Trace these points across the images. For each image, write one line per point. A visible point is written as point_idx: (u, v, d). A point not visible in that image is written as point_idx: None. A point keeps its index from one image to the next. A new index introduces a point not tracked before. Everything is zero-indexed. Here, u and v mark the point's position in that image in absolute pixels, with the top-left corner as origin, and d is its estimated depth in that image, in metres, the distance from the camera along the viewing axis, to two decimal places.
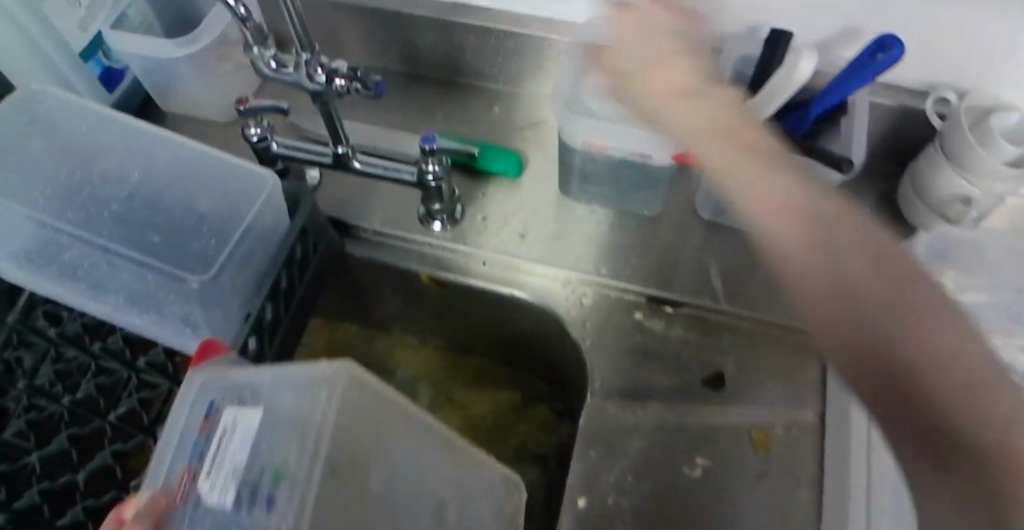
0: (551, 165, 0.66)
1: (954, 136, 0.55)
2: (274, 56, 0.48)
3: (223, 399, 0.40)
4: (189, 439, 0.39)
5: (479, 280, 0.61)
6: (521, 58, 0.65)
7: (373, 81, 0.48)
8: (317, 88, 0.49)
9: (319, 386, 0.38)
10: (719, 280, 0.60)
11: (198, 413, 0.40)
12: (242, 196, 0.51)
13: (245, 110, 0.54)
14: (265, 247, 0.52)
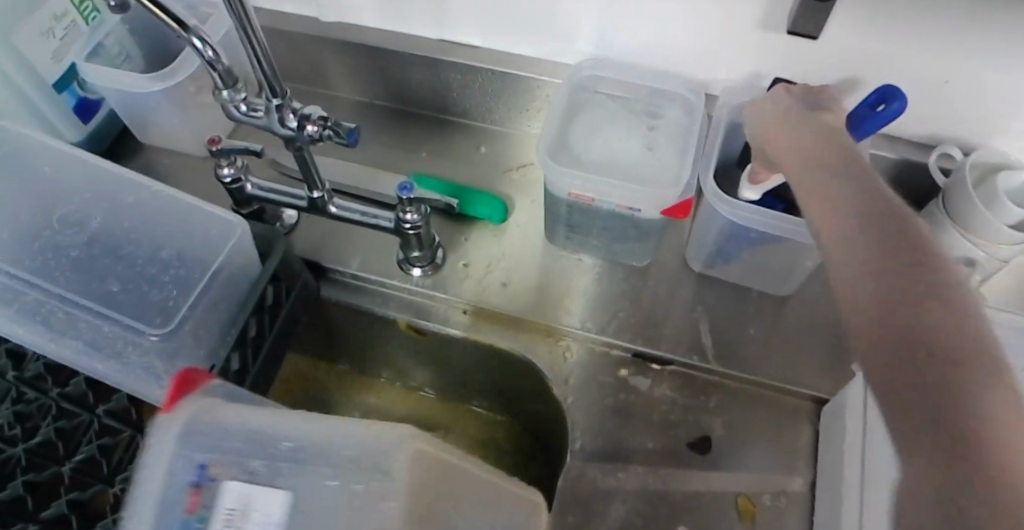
0: (537, 209, 0.63)
1: (957, 195, 0.53)
2: (244, 100, 0.46)
3: (214, 462, 0.38)
4: (170, 514, 0.37)
5: (459, 329, 0.58)
6: (509, 98, 0.64)
7: (346, 129, 0.44)
8: (289, 134, 0.46)
9: (386, 461, 0.37)
10: (708, 335, 0.57)
11: (178, 482, 0.37)
12: (209, 243, 0.49)
13: (217, 150, 0.53)
14: (231, 296, 0.49)
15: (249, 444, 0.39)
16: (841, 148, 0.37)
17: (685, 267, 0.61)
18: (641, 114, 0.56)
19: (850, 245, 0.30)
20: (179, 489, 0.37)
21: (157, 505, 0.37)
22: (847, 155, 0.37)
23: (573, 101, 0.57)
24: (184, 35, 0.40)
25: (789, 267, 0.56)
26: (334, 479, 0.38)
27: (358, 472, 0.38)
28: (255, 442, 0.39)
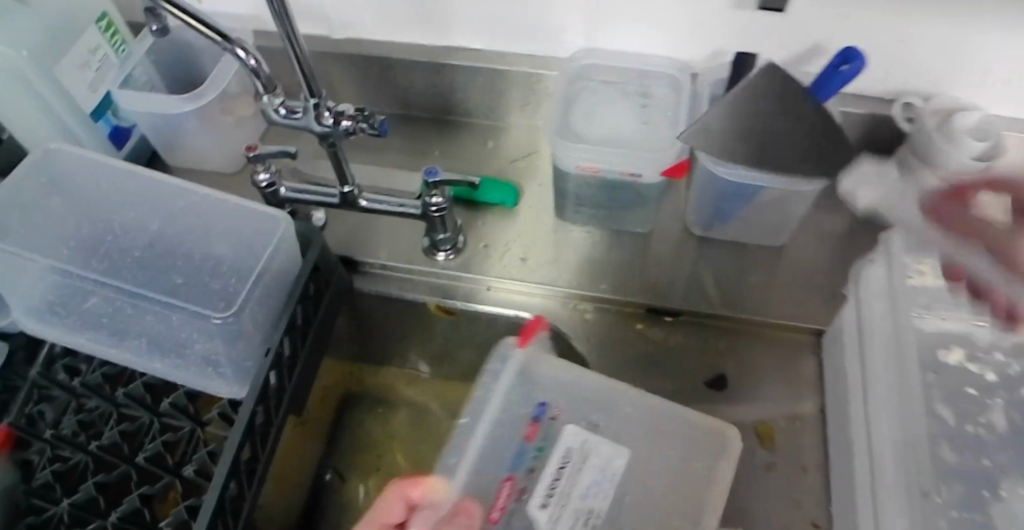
0: (544, 191, 0.69)
1: (923, 138, 0.60)
2: (283, 104, 0.51)
3: (551, 409, 0.53)
4: (511, 439, 0.52)
5: (484, 305, 0.63)
6: (509, 94, 0.70)
7: (378, 120, 0.50)
8: (325, 131, 0.52)
9: (708, 447, 0.50)
10: (713, 286, 0.63)
11: (523, 414, 0.53)
12: (257, 238, 0.54)
13: (255, 156, 0.57)
14: (280, 287, 0.54)
15: (574, 408, 0.53)
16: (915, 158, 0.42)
17: (685, 230, 0.66)
18: (634, 94, 0.62)
19: None
20: (522, 421, 0.53)
21: (496, 427, 0.52)
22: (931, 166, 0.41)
23: (571, 88, 0.63)
24: (226, 45, 0.46)
25: (781, 217, 0.62)
26: (669, 457, 0.51)
27: (681, 451, 0.51)
28: (576, 405, 0.53)
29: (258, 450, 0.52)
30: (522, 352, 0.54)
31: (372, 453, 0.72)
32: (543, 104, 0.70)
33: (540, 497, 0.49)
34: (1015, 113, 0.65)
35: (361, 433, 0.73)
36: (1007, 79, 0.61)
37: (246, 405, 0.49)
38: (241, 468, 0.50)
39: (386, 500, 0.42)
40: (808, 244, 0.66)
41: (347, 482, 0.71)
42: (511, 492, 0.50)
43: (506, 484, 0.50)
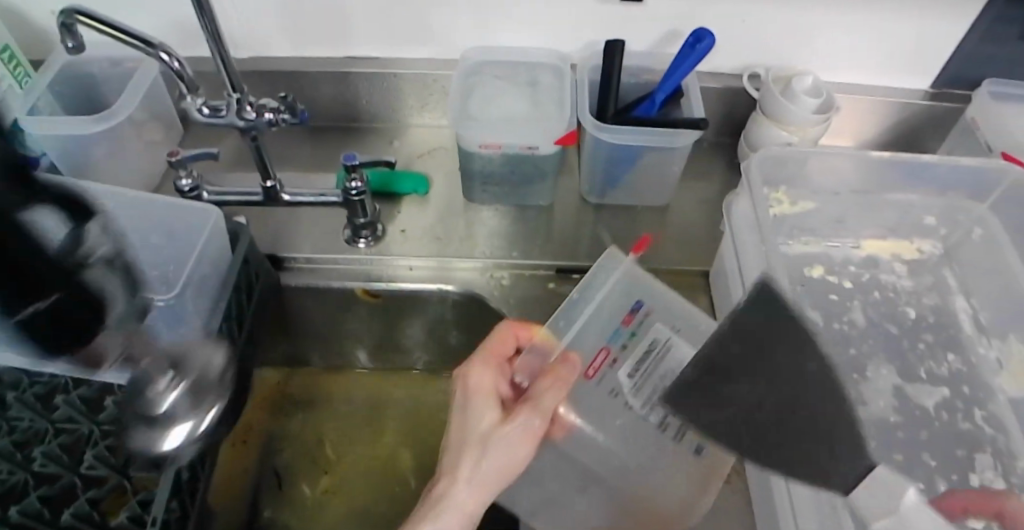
0: (452, 179, 0.75)
1: (770, 100, 0.70)
2: (205, 104, 0.57)
3: (647, 307, 0.58)
4: (610, 319, 0.57)
5: (407, 283, 0.67)
6: (411, 95, 0.76)
7: (299, 107, 0.58)
8: (248, 124, 0.58)
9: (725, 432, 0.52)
10: (612, 243, 0.70)
11: (624, 304, 0.58)
12: (193, 230, 0.60)
13: (177, 162, 0.62)
14: (216, 269, 0.60)
15: (666, 311, 0.58)
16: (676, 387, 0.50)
17: (582, 200, 0.74)
18: (523, 83, 0.70)
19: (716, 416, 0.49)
20: (622, 309, 0.57)
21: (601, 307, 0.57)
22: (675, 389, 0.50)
23: (467, 81, 0.70)
24: (153, 49, 0.52)
25: (660, 177, 0.71)
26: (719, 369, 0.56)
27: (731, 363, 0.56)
28: (665, 312, 0.58)
29: (206, 434, 0.56)
30: (630, 257, 0.58)
31: (312, 458, 0.71)
32: (441, 102, 0.77)
33: (628, 368, 0.55)
34: (842, 77, 0.77)
35: (295, 444, 0.72)
36: (829, 51, 0.74)
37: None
38: (194, 449, 0.54)
39: (499, 336, 0.52)
40: (686, 202, 0.75)
41: (292, 490, 0.69)
42: (601, 360, 0.55)
43: (604, 353, 0.55)
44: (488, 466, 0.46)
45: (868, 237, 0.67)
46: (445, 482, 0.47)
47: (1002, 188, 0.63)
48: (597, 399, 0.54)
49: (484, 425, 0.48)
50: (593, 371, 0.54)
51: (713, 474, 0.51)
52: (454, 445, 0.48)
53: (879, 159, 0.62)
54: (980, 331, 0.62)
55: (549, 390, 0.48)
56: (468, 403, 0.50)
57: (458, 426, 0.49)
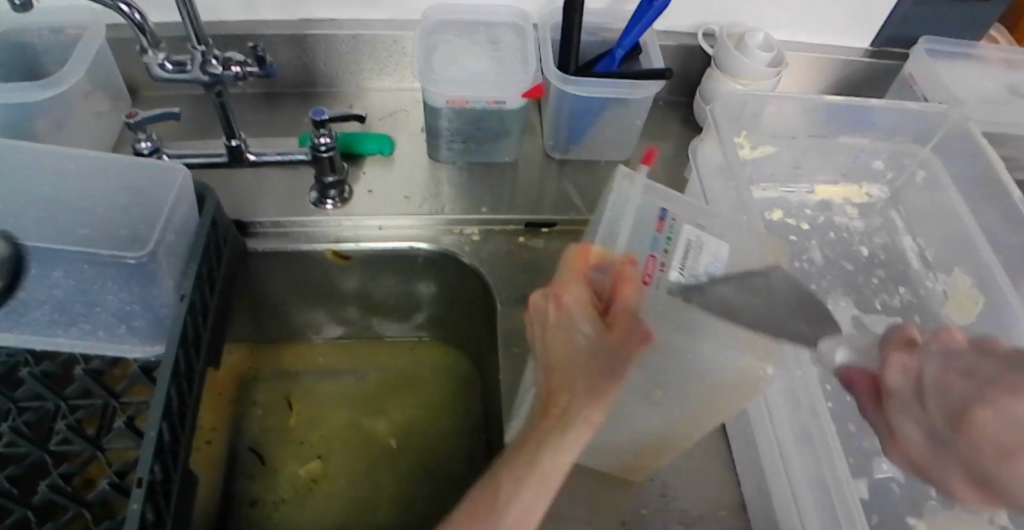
0: (416, 139, 0.74)
1: (724, 53, 0.71)
2: (168, 58, 0.57)
3: (671, 212, 0.50)
4: (642, 232, 0.50)
5: (377, 243, 0.67)
6: (370, 56, 0.73)
7: (266, 61, 0.59)
8: (212, 78, 0.59)
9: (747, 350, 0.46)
10: (577, 195, 0.72)
11: (649, 213, 0.51)
12: (161, 191, 0.59)
13: (136, 122, 0.61)
14: (184, 233, 0.58)
15: (693, 210, 0.50)
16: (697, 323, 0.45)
17: (546, 156, 0.75)
18: (483, 42, 0.69)
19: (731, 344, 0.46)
20: (647, 218, 0.50)
21: (625, 222, 0.51)
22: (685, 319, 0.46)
23: (429, 40, 0.68)
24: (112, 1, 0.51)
25: (623, 132, 0.72)
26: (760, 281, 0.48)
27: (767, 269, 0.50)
28: (697, 208, 0.50)
29: (184, 394, 0.55)
30: (643, 170, 0.50)
31: (291, 427, 0.70)
32: (401, 62, 0.75)
33: (677, 265, 0.48)
34: (792, 36, 0.79)
35: (276, 416, 0.71)
36: (783, 10, 0.75)
37: (170, 348, 0.53)
38: (173, 408, 0.53)
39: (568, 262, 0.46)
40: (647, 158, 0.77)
41: (278, 459, 0.68)
42: (648, 266, 0.48)
43: (650, 260, 0.48)
44: (603, 386, 0.41)
45: (821, 182, 0.69)
46: (557, 406, 0.42)
47: (942, 130, 0.66)
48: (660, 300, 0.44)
49: (588, 341, 0.42)
50: (648, 275, 0.47)
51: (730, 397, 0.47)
52: (558, 367, 0.43)
53: (834, 104, 0.64)
54: (927, 266, 0.65)
55: (632, 294, 0.42)
56: (562, 324, 0.44)
57: (559, 353, 0.43)
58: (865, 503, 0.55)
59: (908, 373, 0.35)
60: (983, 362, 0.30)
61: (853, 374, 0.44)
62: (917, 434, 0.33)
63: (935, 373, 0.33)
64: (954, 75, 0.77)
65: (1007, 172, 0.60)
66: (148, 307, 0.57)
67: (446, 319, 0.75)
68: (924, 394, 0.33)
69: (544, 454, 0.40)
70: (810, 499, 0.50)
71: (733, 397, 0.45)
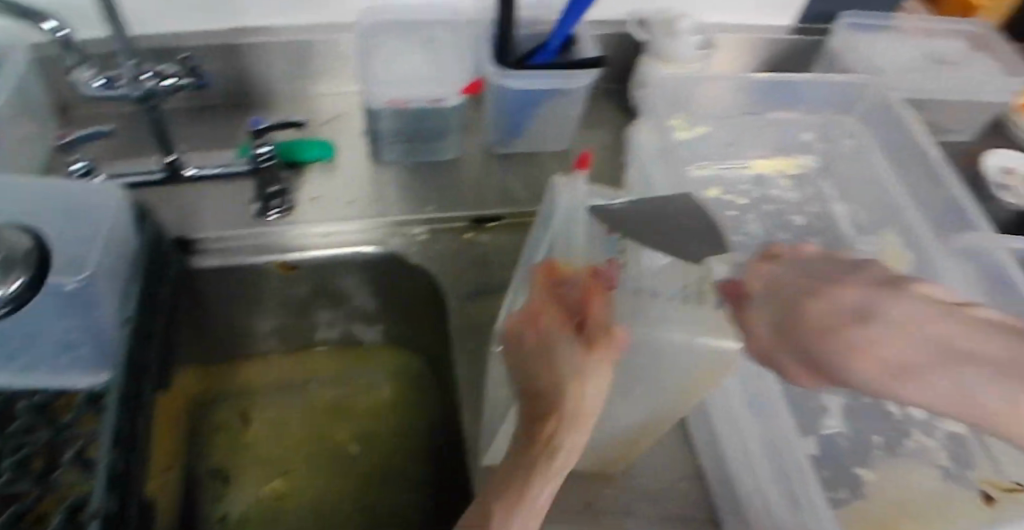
0: (356, 144, 0.74)
1: (654, 39, 0.73)
2: (98, 75, 0.54)
3: (613, 208, 0.47)
4: (593, 239, 0.46)
5: (322, 251, 0.66)
6: (303, 62, 0.73)
7: (200, 70, 0.58)
8: (147, 92, 0.56)
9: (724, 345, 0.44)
10: (520, 188, 0.73)
11: (596, 217, 0.46)
12: (98, 211, 0.57)
13: (69, 143, 0.59)
14: (123, 257, 0.58)
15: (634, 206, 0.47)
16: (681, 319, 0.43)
17: (486, 151, 0.75)
18: (420, 43, 0.68)
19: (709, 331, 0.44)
20: (596, 223, 0.46)
21: (576, 232, 0.46)
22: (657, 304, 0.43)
23: (367, 43, 0.67)
24: None
25: (560, 123, 0.73)
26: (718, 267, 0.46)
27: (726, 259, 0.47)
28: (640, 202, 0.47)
29: (135, 419, 0.54)
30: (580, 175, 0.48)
31: (251, 446, 0.70)
32: (337, 66, 0.74)
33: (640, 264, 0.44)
34: (719, 17, 0.81)
35: (235, 440, 0.70)
36: None
37: (112, 375, 0.53)
38: (122, 436, 0.52)
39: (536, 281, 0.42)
40: (586, 146, 0.78)
41: (242, 482, 0.67)
42: (612, 272, 0.43)
43: (612, 264, 0.43)
44: (590, 407, 0.38)
45: (755, 157, 0.70)
46: (546, 432, 0.38)
47: (864, 101, 0.70)
48: (633, 304, 0.43)
49: (569, 364, 0.38)
50: (613, 283, 0.42)
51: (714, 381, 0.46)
52: (538, 392, 0.39)
53: (760, 81, 0.66)
54: (859, 230, 0.67)
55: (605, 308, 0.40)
56: (539, 345, 0.40)
57: (543, 377, 0.39)
58: (817, 459, 0.55)
59: (766, 282, 0.35)
60: (830, 268, 0.33)
61: (725, 289, 0.40)
62: (763, 327, 0.34)
63: (791, 276, 0.34)
64: (874, 46, 0.83)
65: (927, 138, 0.65)
66: (90, 332, 0.55)
67: (399, 323, 0.75)
68: (779, 292, 0.34)
69: (534, 486, 0.38)
70: (759, 455, 0.50)
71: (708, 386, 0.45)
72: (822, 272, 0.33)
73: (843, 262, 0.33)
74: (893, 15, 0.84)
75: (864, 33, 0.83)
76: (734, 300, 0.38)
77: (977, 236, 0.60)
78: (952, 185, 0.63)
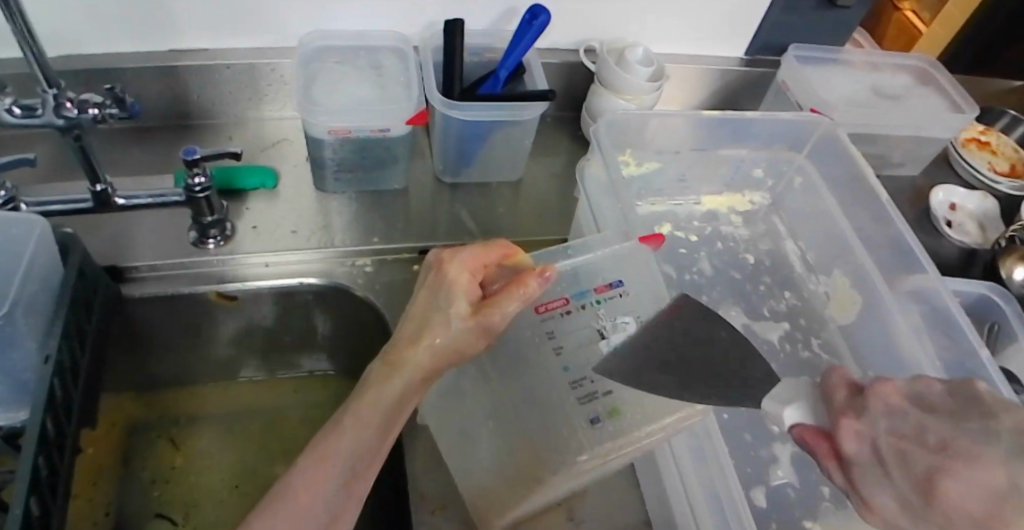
0: (301, 169, 0.72)
1: (606, 70, 0.72)
2: (15, 103, 0.51)
3: (626, 286, 0.54)
4: (583, 280, 0.54)
5: (263, 281, 0.64)
6: (247, 85, 0.70)
7: (130, 101, 0.54)
8: (69, 123, 0.52)
9: (611, 436, 0.46)
10: (470, 219, 0.71)
11: (605, 275, 0.54)
12: (19, 241, 0.53)
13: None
14: (48, 288, 0.53)
15: (647, 294, 0.53)
16: (568, 422, 0.46)
17: (437, 180, 0.74)
18: (364, 67, 0.66)
19: (580, 428, 0.46)
20: (598, 276, 0.54)
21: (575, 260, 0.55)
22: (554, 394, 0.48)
23: (307, 68, 0.65)
24: None
25: (512, 152, 0.72)
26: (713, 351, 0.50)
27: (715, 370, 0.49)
28: (649, 295, 0.53)
29: (55, 460, 0.49)
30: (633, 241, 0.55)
31: (184, 479, 0.66)
32: (282, 91, 0.72)
33: (574, 319, 0.52)
34: (673, 48, 0.81)
35: (163, 480, 0.66)
36: (662, 24, 0.77)
37: (34, 414, 0.47)
38: (42, 480, 0.47)
39: (491, 246, 0.50)
40: (541, 178, 0.77)
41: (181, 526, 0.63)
42: (554, 304, 0.52)
43: (561, 303, 0.52)
44: (442, 352, 0.44)
45: (707, 193, 0.71)
46: (401, 353, 0.44)
47: (816, 136, 0.69)
48: (539, 357, 0.49)
49: (449, 313, 0.45)
50: (544, 309, 0.52)
51: (607, 450, 0.45)
52: (416, 322, 0.46)
53: (709, 118, 0.65)
54: (810, 269, 0.69)
55: (509, 297, 0.45)
56: (437, 283, 0.47)
57: (421, 312, 0.46)
58: (764, 513, 0.54)
59: (861, 445, 0.38)
60: (927, 420, 0.35)
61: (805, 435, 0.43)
62: (889, 500, 0.36)
63: (890, 441, 0.36)
64: (825, 79, 0.84)
65: (873, 173, 0.64)
66: (10, 373, 0.52)
67: (344, 354, 0.73)
68: (881, 458, 0.37)
69: (373, 387, 0.43)
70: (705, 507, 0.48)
71: (545, 469, 0.45)
72: (925, 428, 0.35)
73: (920, 408, 0.36)
74: (842, 47, 0.86)
75: (813, 67, 0.84)
76: (833, 455, 0.41)
77: (923, 278, 0.59)
78: (895, 223, 0.61)
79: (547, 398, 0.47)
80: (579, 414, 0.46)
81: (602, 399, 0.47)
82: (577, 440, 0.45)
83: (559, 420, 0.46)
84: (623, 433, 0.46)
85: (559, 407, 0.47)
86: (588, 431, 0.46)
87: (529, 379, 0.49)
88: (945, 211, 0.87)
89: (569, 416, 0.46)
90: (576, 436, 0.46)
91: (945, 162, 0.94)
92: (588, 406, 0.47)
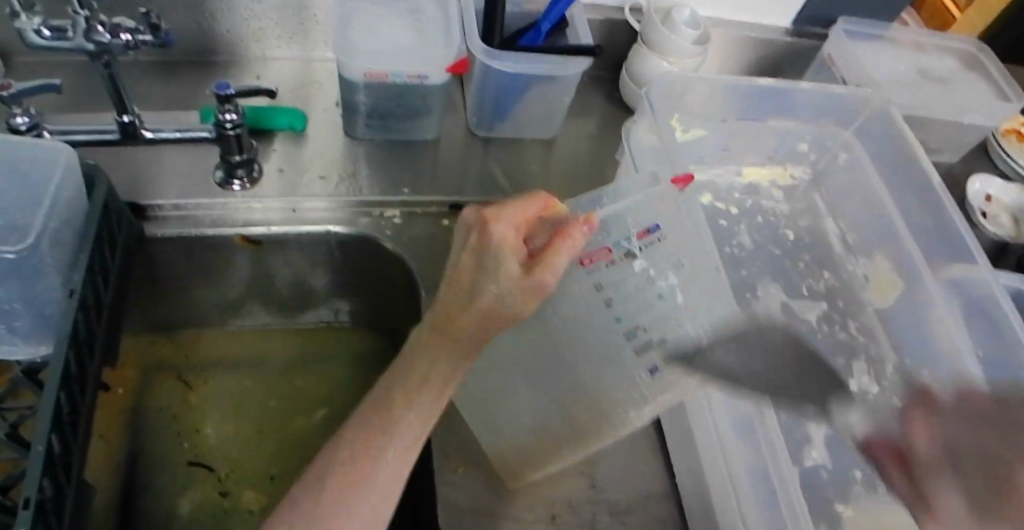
0: (330, 115, 0.70)
1: (651, 30, 0.69)
2: (44, 24, 0.49)
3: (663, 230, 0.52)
4: (624, 226, 0.53)
5: (290, 227, 0.62)
6: (277, 22, 0.68)
7: (164, 29, 0.52)
8: (100, 47, 0.50)
9: (664, 388, 0.47)
10: (502, 176, 0.69)
11: (644, 220, 0.53)
12: (44, 171, 0.52)
13: (10, 96, 0.51)
14: (73, 221, 0.52)
15: (684, 238, 0.52)
16: (619, 378, 0.48)
17: (470, 134, 0.72)
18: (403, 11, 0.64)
19: (630, 386, 0.47)
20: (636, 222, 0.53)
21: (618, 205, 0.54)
22: (604, 353, 0.49)
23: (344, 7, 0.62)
24: None
25: (549, 109, 0.70)
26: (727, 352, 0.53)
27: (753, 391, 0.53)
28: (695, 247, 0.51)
29: (77, 399, 0.49)
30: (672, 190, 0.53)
31: (201, 426, 0.66)
32: (314, 30, 0.70)
33: (618, 272, 0.52)
34: (718, 12, 0.78)
35: (186, 427, 0.65)
36: None
37: (58, 348, 0.46)
38: (65, 419, 0.47)
39: (526, 202, 0.47)
40: (574, 139, 0.75)
41: (215, 474, 0.63)
42: (595, 254, 0.52)
43: (603, 254, 0.52)
44: (496, 318, 0.41)
45: (748, 164, 0.69)
46: (451, 325, 0.41)
47: (863, 115, 0.68)
48: (585, 303, 0.51)
49: (501, 273, 0.41)
50: (587, 261, 0.52)
51: (659, 400, 0.47)
52: (461, 288, 0.42)
53: (756, 85, 0.63)
54: (849, 249, 0.67)
55: (562, 249, 0.43)
56: (482, 246, 0.43)
57: (465, 276, 0.42)
58: None
59: (934, 448, 0.40)
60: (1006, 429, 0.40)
61: (878, 451, 0.45)
62: (956, 502, 0.36)
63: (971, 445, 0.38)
64: (873, 56, 0.81)
65: (926, 155, 0.62)
66: (30, 305, 0.51)
67: (367, 306, 0.71)
68: (941, 454, 0.39)
69: (428, 364, 0.41)
70: (742, 478, 0.46)
71: (598, 419, 0.47)
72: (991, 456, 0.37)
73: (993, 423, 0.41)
74: (890, 24, 0.83)
75: (860, 43, 0.81)
76: (900, 461, 0.42)
77: (969, 268, 0.58)
78: (947, 208, 0.60)
79: (595, 350, 0.49)
80: (634, 370, 0.47)
81: (656, 348, 0.48)
82: (627, 394, 0.47)
83: (607, 374, 0.48)
84: (681, 384, 0.47)
85: (604, 366, 0.48)
86: (640, 385, 0.47)
87: (585, 335, 0.50)
88: (982, 202, 0.84)
89: (622, 372, 0.48)
90: (627, 391, 0.47)
91: (985, 151, 0.92)
92: (645, 357, 0.47)
